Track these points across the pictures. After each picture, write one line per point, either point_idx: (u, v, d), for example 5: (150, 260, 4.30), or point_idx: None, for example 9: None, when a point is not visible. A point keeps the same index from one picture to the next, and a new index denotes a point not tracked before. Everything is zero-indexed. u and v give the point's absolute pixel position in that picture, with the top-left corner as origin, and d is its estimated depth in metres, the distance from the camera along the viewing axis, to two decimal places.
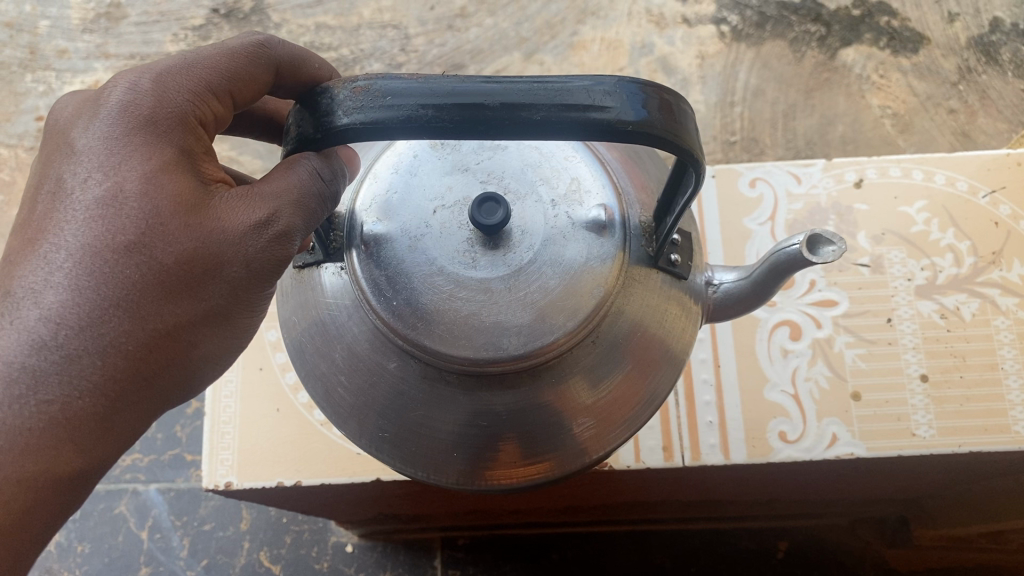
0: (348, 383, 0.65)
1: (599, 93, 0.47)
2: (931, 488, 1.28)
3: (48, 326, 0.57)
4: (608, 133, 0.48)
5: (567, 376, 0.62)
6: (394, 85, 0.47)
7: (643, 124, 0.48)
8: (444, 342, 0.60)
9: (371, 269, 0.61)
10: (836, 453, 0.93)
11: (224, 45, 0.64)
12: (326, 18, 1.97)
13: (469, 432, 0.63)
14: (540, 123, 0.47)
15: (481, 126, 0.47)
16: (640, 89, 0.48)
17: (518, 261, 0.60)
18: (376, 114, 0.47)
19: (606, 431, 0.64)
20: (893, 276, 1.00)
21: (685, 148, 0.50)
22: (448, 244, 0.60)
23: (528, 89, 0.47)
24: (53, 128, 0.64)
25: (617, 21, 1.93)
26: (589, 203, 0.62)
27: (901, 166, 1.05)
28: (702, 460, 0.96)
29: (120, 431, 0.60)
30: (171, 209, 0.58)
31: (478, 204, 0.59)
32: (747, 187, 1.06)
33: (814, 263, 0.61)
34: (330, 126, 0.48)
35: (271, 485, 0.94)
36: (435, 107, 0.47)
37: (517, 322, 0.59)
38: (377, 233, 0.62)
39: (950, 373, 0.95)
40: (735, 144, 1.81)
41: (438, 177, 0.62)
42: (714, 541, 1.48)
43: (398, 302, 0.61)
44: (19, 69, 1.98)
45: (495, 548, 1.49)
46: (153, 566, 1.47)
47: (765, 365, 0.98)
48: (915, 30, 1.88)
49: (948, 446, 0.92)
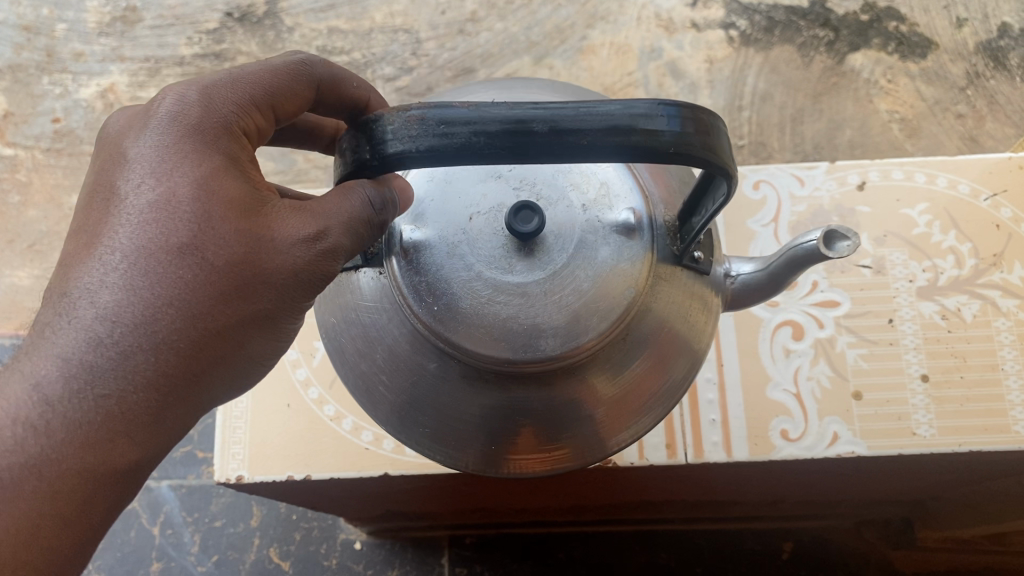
0: (387, 381, 0.67)
1: (643, 114, 0.48)
2: (935, 491, 1.29)
3: (103, 323, 0.57)
4: (650, 154, 0.48)
5: (597, 375, 0.64)
6: (446, 113, 0.47)
7: (681, 151, 0.48)
8: (482, 344, 0.61)
9: (410, 277, 0.63)
10: (837, 451, 0.90)
11: (267, 63, 0.67)
12: (338, 22, 2.00)
13: (499, 423, 0.65)
14: (588, 148, 0.47)
15: (531, 152, 0.47)
16: (683, 108, 0.48)
17: (552, 267, 0.61)
18: (429, 144, 0.47)
19: (625, 425, 0.67)
20: (895, 277, 0.96)
21: (720, 165, 0.51)
22: (481, 252, 0.61)
23: (574, 113, 0.47)
24: (101, 139, 0.65)
25: (627, 25, 1.95)
26: (617, 206, 0.64)
27: (903, 169, 1.01)
28: (704, 458, 0.91)
29: (171, 429, 0.60)
30: (225, 213, 0.59)
31: (515, 212, 0.60)
32: (750, 190, 1.01)
33: (832, 259, 0.61)
34: (384, 156, 0.48)
35: (281, 480, 0.92)
36: (487, 134, 0.47)
37: (553, 324, 0.61)
38: (416, 241, 0.63)
39: (950, 373, 0.92)
40: (744, 148, 1.83)
41: (472, 186, 0.63)
42: (719, 541, 1.50)
43: (436, 311, 0.62)
44: (36, 72, 2.02)
45: (501, 546, 1.51)
46: (164, 561, 1.49)
47: (768, 365, 0.94)
48: (924, 35, 1.90)
49: (949, 444, 0.89)
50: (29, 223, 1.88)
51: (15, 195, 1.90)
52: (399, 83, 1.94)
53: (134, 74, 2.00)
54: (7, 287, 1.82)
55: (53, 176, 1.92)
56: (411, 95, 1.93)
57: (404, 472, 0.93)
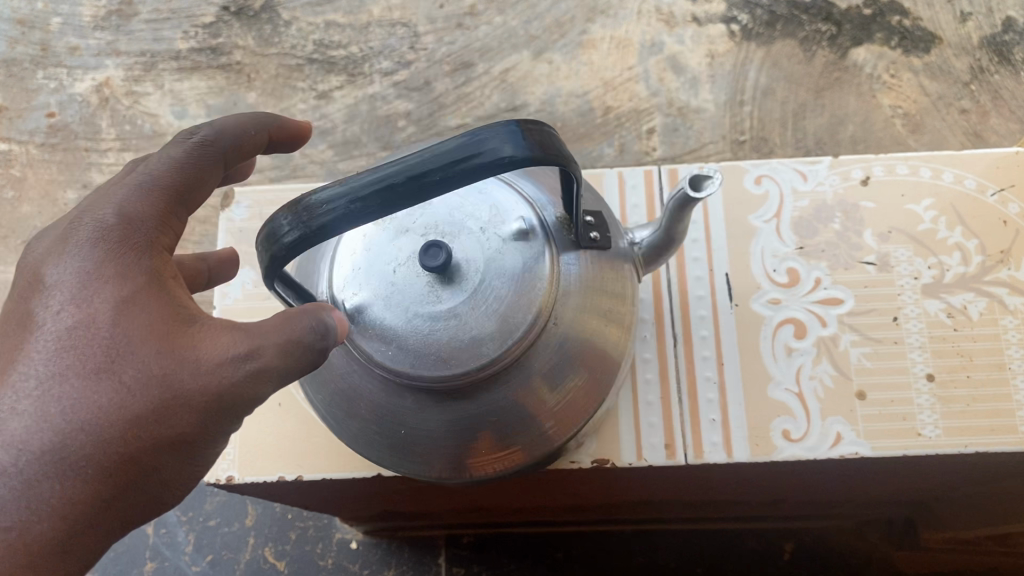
0: (378, 427, 0.73)
1: (481, 141, 0.55)
2: (940, 492, 1.27)
3: (9, 455, 0.57)
4: (498, 169, 0.55)
5: (534, 366, 0.69)
6: (321, 194, 0.55)
7: (522, 154, 0.55)
8: (433, 368, 0.66)
9: (363, 335, 0.68)
10: (840, 452, 0.87)
11: (176, 154, 0.69)
12: (336, 16, 1.99)
13: (458, 424, 0.70)
14: (443, 181, 0.55)
15: (404, 195, 0.55)
16: (516, 127, 0.56)
17: (471, 287, 0.66)
18: (315, 222, 0.55)
19: (572, 417, 0.72)
20: (900, 274, 0.94)
21: (559, 159, 0.58)
22: (410, 294, 0.67)
23: (423, 158, 0.55)
24: (27, 262, 0.65)
25: (627, 20, 1.93)
26: (511, 218, 0.70)
27: (908, 164, 0.99)
28: (704, 458, 0.88)
29: (81, 556, 0.60)
30: (142, 336, 0.59)
31: (426, 251, 0.65)
32: (753, 184, 0.99)
33: (700, 200, 0.68)
34: (286, 244, 0.56)
35: (272, 480, 0.90)
36: (359, 197, 0.55)
37: (486, 329, 0.66)
38: (356, 304, 0.68)
39: (956, 372, 0.90)
40: (744, 143, 1.81)
41: (388, 243, 0.69)
42: (719, 541, 1.48)
43: (392, 358, 0.67)
44: (31, 66, 2.00)
45: (499, 545, 1.49)
46: (158, 561, 1.49)
47: (769, 364, 0.91)
48: (927, 29, 1.88)
49: (956, 446, 0.86)
50: (23, 219, 1.86)
51: (10, 191, 1.89)
52: (396, 77, 1.93)
53: (129, 68, 1.98)
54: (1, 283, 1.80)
55: (47, 171, 1.90)
56: (408, 90, 1.91)
57: None
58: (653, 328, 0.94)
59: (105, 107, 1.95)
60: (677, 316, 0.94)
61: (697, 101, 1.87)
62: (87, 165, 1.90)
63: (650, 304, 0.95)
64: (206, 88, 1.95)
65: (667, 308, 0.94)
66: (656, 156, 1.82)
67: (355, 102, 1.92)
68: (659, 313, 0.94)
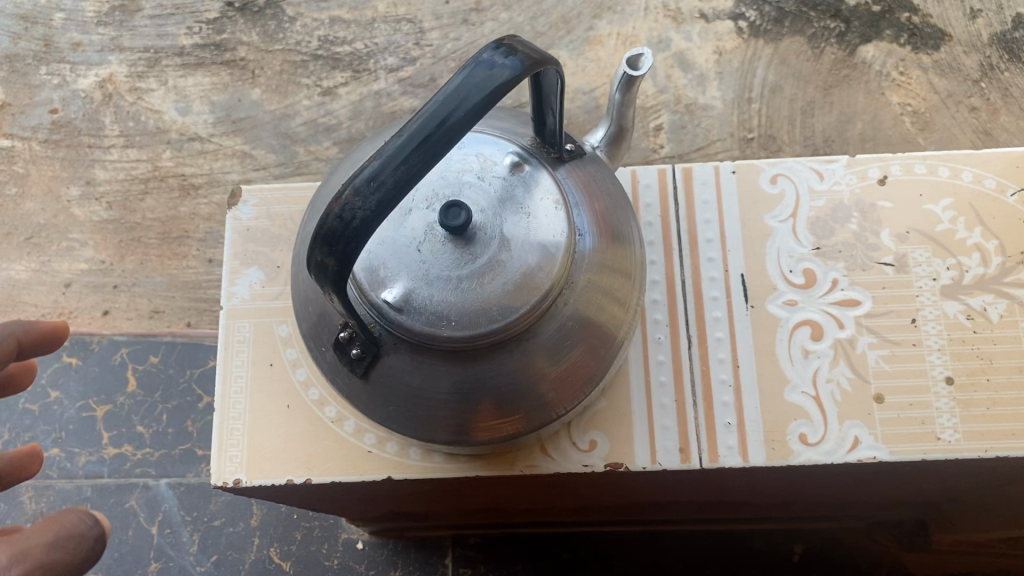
0: (413, 410, 0.72)
1: (484, 66, 0.56)
2: (953, 495, 1.25)
3: None
4: (512, 83, 0.57)
5: (558, 322, 0.70)
6: (364, 175, 0.54)
7: (515, 67, 0.57)
8: (495, 320, 0.67)
9: (419, 320, 0.67)
10: (858, 457, 0.86)
11: None
12: (340, 12, 1.97)
13: (490, 391, 0.70)
14: (473, 110, 0.55)
15: (448, 137, 0.55)
16: (500, 45, 0.58)
17: (498, 234, 0.68)
18: (378, 197, 0.54)
19: (592, 363, 0.74)
20: (918, 275, 0.93)
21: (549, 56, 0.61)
22: (445, 263, 0.67)
23: (441, 100, 0.55)
24: None
25: (634, 16, 1.92)
26: (500, 160, 0.72)
27: (925, 163, 0.97)
28: (720, 463, 0.87)
29: None
30: None
31: (445, 214, 0.67)
32: (768, 183, 0.97)
33: (649, 67, 0.80)
34: (357, 234, 0.54)
35: (281, 484, 0.89)
36: (405, 157, 0.54)
37: (533, 263, 0.68)
38: (398, 295, 0.67)
39: (976, 375, 0.88)
40: (753, 141, 1.80)
41: (401, 226, 0.69)
42: (728, 542, 1.47)
43: (456, 327, 0.67)
44: (33, 61, 1.98)
45: (505, 546, 1.48)
46: (162, 561, 1.48)
47: (785, 366, 0.90)
48: (936, 26, 1.86)
49: (974, 450, 0.86)
50: (25, 216, 1.85)
51: (12, 187, 1.87)
52: (402, 74, 1.91)
53: (133, 64, 1.97)
54: (4, 281, 1.78)
55: (50, 168, 1.88)
56: (414, 86, 1.90)
57: (407, 475, 0.88)
58: (667, 329, 0.92)
59: (109, 103, 1.94)
60: (691, 317, 0.92)
61: (705, 98, 1.85)
62: (90, 162, 1.88)
63: (664, 304, 0.93)
64: (210, 84, 1.94)
65: (681, 309, 0.93)
66: (663, 154, 1.81)
67: (360, 98, 1.90)
68: (673, 314, 0.93)
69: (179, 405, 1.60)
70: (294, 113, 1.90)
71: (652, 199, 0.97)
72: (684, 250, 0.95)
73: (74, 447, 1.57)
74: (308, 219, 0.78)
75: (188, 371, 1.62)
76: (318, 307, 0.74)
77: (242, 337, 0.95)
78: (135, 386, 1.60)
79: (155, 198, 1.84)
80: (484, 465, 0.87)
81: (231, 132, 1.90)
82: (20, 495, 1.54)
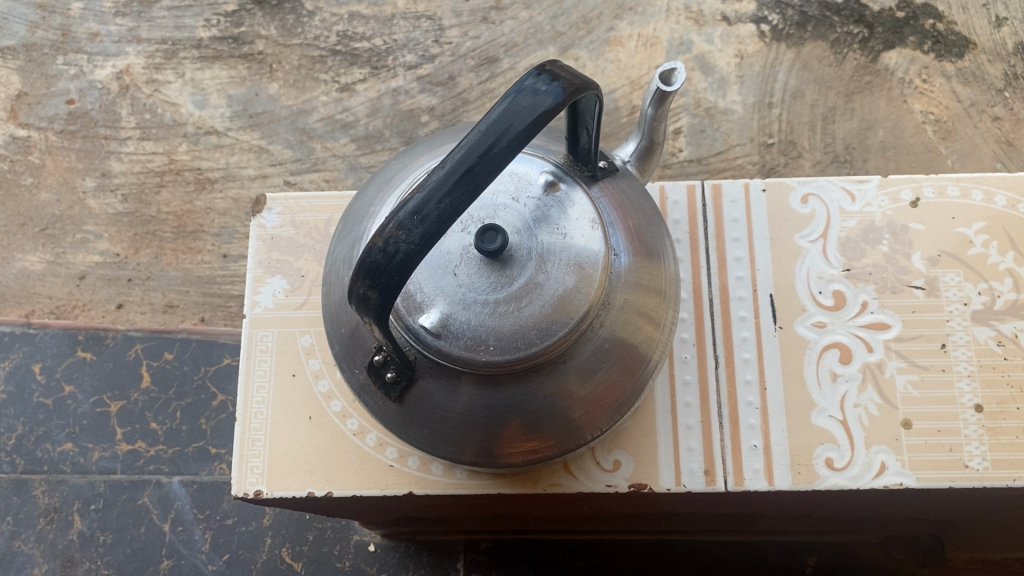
0: (444, 431, 0.73)
1: (523, 98, 0.59)
2: (973, 516, 1.23)
3: None
4: (551, 114, 0.59)
5: (592, 343, 0.70)
6: (407, 209, 0.56)
7: (557, 93, 0.59)
8: (530, 344, 0.67)
9: (457, 345, 0.68)
10: (884, 483, 0.85)
11: None
12: (359, 7, 1.95)
13: (522, 411, 0.71)
14: (513, 142, 0.58)
15: (487, 170, 0.57)
16: (537, 76, 0.60)
17: (535, 255, 0.69)
18: (421, 230, 0.56)
19: (631, 383, 0.74)
20: (949, 300, 0.92)
21: (590, 84, 0.63)
22: (480, 287, 0.68)
23: (482, 132, 0.58)
24: None
25: (655, 17, 1.90)
26: (534, 178, 0.73)
27: (959, 186, 0.96)
28: (745, 486, 0.86)
29: None
30: None
31: (482, 237, 0.67)
32: (799, 203, 0.96)
33: (680, 84, 0.77)
34: (401, 265, 0.56)
35: (302, 496, 0.88)
36: (447, 192, 0.56)
37: (569, 288, 0.69)
38: (435, 320, 0.68)
39: (1005, 404, 0.87)
40: (773, 147, 1.78)
41: (435, 250, 0.69)
42: (742, 554, 1.45)
43: (495, 351, 0.67)
44: (50, 51, 1.97)
45: (517, 553, 1.48)
46: (174, 559, 1.49)
47: (813, 390, 0.89)
48: (961, 34, 1.84)
49: (1003, 479, 0.85)
50: (40, 207, 1.84)
51: (28, 177, 1.87)
52: (420, 72, 1.90)
53: (150, 56, 1.96)
54: (18, 272, 1.78)
55: (67, 159, 1.88)
56: (432, 84, 1.89)
57: (428, 491, 0.88)
58: (693, 349, 0.91)
59: (126, 95, 1.93)
60: (719, 337, 0.92)
61: (725, 101, 1.83)
62: (106, 154, 1.88)
63: (691, 322, 0.92)
64: (227, 78, 1.93)
65: (708, 329, 0.92)
66: (682, 157, 1.79)
67: (378, 95, 1.89)
68: (700, 333, 0.92)
69: (192, 402, 1.59)
70: (311, 109, 1.89)
71: (681, 216, 0.97)
72: (712, 266, 0.95)
73: (88, 442, 1.57)
74: (340, 239, 0.79)
75: (202, 369, 1.61)
76: (350, 327, 0.74)
77: (264, 347, 0.94)
78: (149, 382, 1.60)
79: (170, 191, 1.84)
80: (507, 483, 0.87)
81: (248, 127, 1.88)
82: (33, 489, 1.54)
